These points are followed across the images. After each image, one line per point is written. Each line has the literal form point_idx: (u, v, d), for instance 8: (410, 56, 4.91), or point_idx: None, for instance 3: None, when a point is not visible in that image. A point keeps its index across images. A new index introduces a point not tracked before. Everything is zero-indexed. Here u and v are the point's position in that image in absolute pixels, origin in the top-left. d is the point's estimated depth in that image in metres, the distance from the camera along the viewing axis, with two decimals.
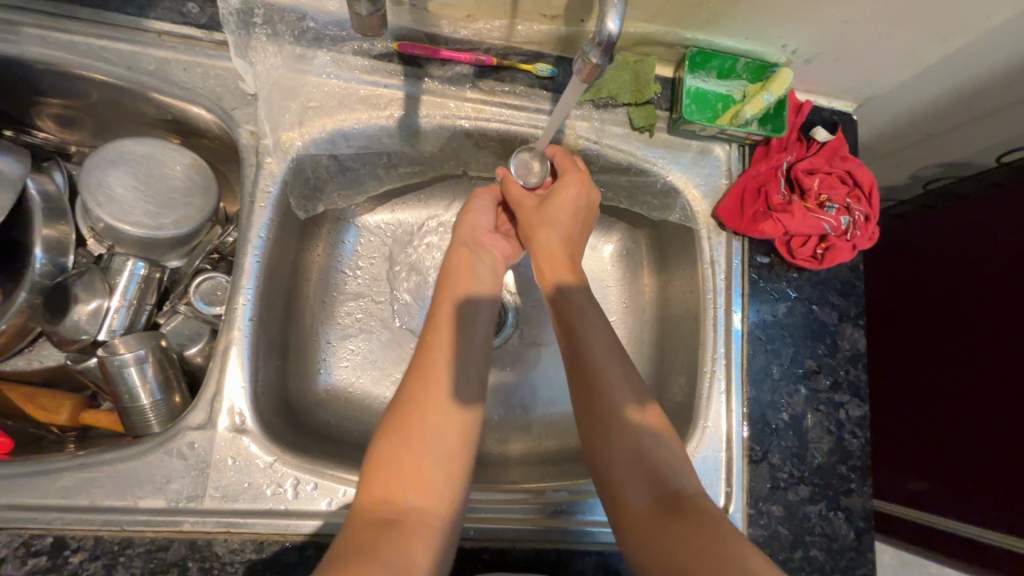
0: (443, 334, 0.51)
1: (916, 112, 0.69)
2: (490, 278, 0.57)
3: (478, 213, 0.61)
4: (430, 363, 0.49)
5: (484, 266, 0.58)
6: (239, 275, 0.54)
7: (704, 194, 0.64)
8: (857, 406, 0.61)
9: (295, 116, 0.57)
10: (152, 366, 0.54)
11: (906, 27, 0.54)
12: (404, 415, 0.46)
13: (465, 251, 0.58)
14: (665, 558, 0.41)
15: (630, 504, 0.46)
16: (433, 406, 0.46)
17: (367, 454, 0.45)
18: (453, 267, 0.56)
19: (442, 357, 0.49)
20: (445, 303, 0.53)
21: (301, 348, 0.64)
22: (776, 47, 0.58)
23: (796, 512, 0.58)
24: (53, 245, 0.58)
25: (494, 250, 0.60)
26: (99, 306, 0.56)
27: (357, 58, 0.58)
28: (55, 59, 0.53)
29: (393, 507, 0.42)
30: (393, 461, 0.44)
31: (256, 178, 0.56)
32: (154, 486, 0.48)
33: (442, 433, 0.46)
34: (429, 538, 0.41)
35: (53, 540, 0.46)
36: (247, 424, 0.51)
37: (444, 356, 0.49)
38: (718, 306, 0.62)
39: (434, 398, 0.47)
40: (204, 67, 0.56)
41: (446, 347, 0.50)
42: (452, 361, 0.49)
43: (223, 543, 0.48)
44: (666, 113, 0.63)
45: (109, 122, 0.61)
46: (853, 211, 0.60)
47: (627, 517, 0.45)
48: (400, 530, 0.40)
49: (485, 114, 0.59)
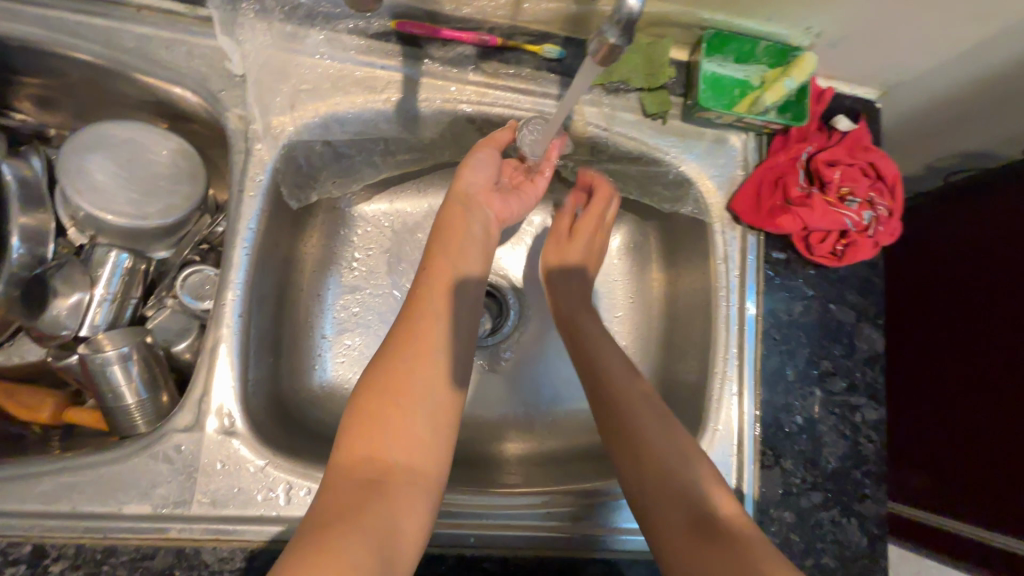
0: (435, 287, 0.48)
1: (942, 100, 0.66)
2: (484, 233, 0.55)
3: (475, 172, 0.54)
4: (419, 315, 0.47)
5: (478, 219, 0.55)
6: (228, 268, 0.51)
7: (718, 185, 0.61)
8: (874, 409, 0.59)
9: (286, 100, 0.53)
10: (137, 364, 0.51)
11: (941, 8, 0.50)
12: (391, 370, 0.44)
13: (460, 203, 0.54)
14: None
15: (662, 519, 0.46)
16: (422, 361, 0.44)
17: (351, 408, 0.43)
18: (447, 220, 0.53)
19: (432, 308, 0.47)
20: (437, 256, 0.51)
21: (294, 344, 0.62)
22: (799, 29, 0.55)
23: (809, 519, 0.56)
24: (31, 235, 0.55)
25: (490, 211, 0.55)
26: (81, 300, 0.53)
27: (352, 37, 0.54)
28: (28, 36, 0.49)
29: (378, 466, 0.40)
30: (379, 418, 0.41)
31: (245, 166, 0.52)
32: (139, 491, 0.46)
33: (430, 390, 0.44)
34: (414, 499, 0.40)
35: (33, 548, 0.44)
36: (236, 426, 0.49)
37: (435, 310, 0.47)
38: (731, 303, 0.59)
39: (424, 352, 0.45)
40: (189, 46, 0.52)
41: (438, 300, 0.48)
42: (444, 315, 0.47)
43: (211, 552, 0.46)
44: (680, 99, 0.59)
45: (89, 104, 0.57)
46: (876, 206, 0.57)
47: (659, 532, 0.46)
48: (384, 490, 0.39)
49: (488, 98, 0.56)
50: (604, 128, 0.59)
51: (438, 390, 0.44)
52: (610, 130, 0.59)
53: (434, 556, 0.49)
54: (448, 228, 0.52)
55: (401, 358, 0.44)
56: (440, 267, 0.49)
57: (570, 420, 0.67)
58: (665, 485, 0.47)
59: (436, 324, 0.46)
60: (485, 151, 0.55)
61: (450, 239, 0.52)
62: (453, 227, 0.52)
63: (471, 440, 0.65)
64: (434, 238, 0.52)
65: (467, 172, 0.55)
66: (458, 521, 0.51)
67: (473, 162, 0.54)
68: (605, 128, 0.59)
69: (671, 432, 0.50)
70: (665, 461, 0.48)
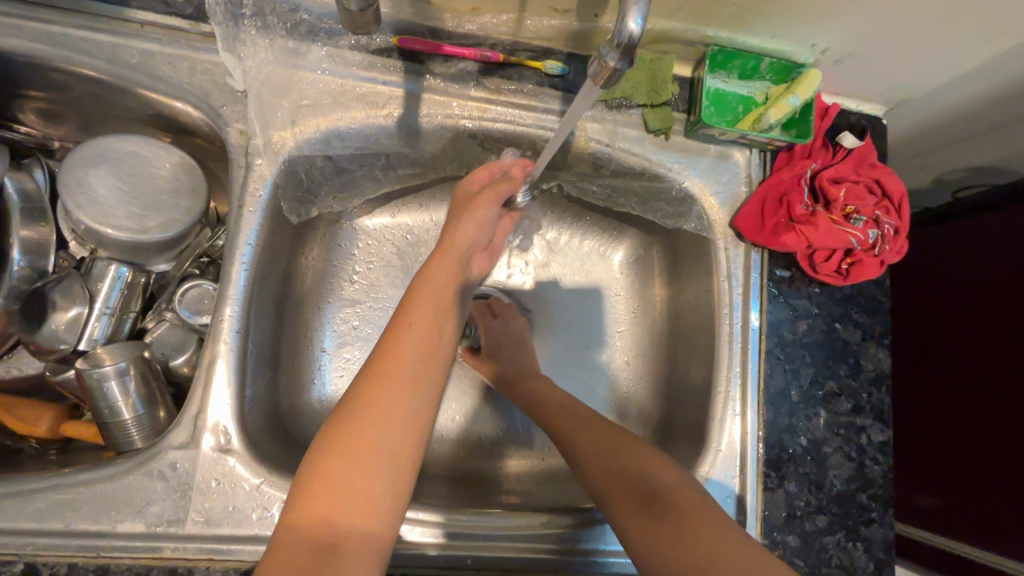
0: (413, 328, 0.45)
1: (951, 117, 0.65)
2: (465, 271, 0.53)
3: (479, 226, 0.55)
4: (391, 374, 0.42)
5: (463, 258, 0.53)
6: (226, 283, 0.51)
7: (721, 202, 0.60)
8: (880, 431, 0.58)
9: (287, 115, 0.53)
10: (134, 379, 0.51)
11: (949, 26, 0.49)
12: (355, 421, 0.40)
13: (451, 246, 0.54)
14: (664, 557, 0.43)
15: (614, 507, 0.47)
16: (390, 412, 0.41)
17: (310, 459, 0.39)
18: (432, 274, 0.50)
19: (409, 369, 0.43)
20: (420, 294, 0.47)
21: (293, 358, 0.61)
22: (804, 46, 0.54)
23: (814, 543, 0.55)
24: (32, 248, 0.55)
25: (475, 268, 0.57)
26: (79, 314, 0.53)
27: (354, 53, 0.54)
28: (31, 51, 0.49)
29: (331, 529, 0.37)
30: (338, 477, 0.38)
31: (245, 181, 0.52)
32: (133, 509, 0.46)
33: (395, 444, 0.40)
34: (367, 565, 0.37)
35: (25, 566, 0.44)
36: (232, 443, 0.48)
37: (409, 354, 0.43)
38: (734, 322, 0.58)
39: (392, 408, 0.41)
40: (192, 61, 0.52)
41: (417, 358, 0.43)
42: (418, 359, 0.44)
43: (205, 571, 0.46)
44: (684, 115, 0.59)
45: (92, 118, 0.58)
46: (882, 224, 0.56)
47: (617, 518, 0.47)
48: (336, 557, 0.36)
49: (490, 114, 0.56)
50: (606, 144, 0.58)
51: (403, 455, 0.40)
52: (613, 145, 0.58)
53: None
54: (434, 284, 0.49)
55: (369, 420, 0.40)
56: (424, 323, 0.45)
57: None
58: (612, 477, 0.49)
59: (411, 385, 0.42)
60: (489, 208, 0.55)
61: (433, 294, 0.48)
62: (438, 286, 0.49)
63: (469, 457, 0.65)
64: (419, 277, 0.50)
65: (471, 225, 0.55)
66: (456, 542, 0.50)
67: (476, 216, 0.55)
68: (607, 144, 0.58)
69: (606, 427, 0.53)
70: (608, 458, 0.50)
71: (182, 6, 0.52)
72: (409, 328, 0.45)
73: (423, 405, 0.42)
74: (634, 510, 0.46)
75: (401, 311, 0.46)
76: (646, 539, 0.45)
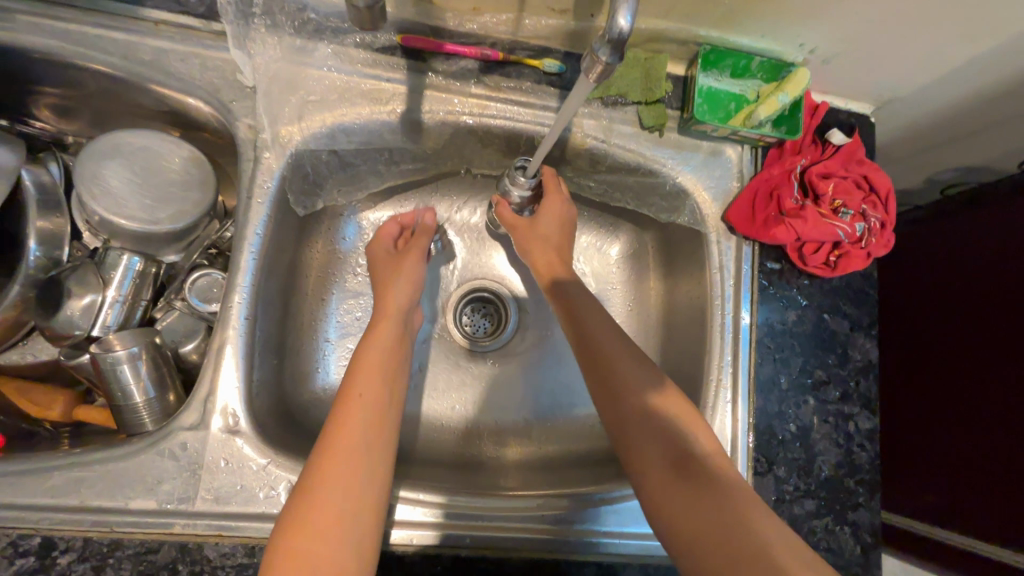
0: (363, 398, 0.48)
1: (937, 116, 0.67)
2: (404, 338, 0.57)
3: (414, 279, 0.61)
4: (345, 443, 0.45)
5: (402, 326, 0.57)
6: (235, 272, 0.53)
7: (714, 196, 0.62)
8: (867, 418, 0.59)
9: (295, 110, 0.55)
10: (145, 364, 0.52)
11: (931, 27, 0.51)
12: (314, 494, 0.43)
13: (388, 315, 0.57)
14: (697, 527, 0.44)
15: (654, 472, 0.48)
16: (348, 483, 0.44)
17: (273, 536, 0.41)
18: (376, 342, 0.54)
19: (360, 437, 0.46)
20: (364, 366, 0.51)
21: (298, 347, 0.63)
22: (793, 46, 0.56)
23: (802, 526, 0.56)
24: (48, 238, 0.57)
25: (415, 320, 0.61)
26: (93, 301, 0.55)
27: (359, 51, 0.56)
28: (49, 48, 0.52)
29: None
30: (304, 548, 0.40)
31: (253, 173, 0.54)
32: (146, 487, 0.48)
33: (356, 511, 0.43)
34: None
35: (41, 540, 0.46)
36: (240, 425, 0.50)
37: (360, 429, 0.47)
38: (726, 312, 0.60)
39: (351, 479, 0.44)
40: (203, 59, 0.54)
41: (367, 426, 0.47)
42: (368, 434, 0.47)
43: (213, 547, 0.47)
44: (677, 113, 0.61)
45: (105, 114, 0.60)
46: (869, 218, 0.58)
47: (650, 487, 0.48)
48: None
49: (489, 111, 0.58)
50: (602, 140, 0.60)
51: (363, 518, 0.43)
52: (608, 142, 0.60)
53: (431, 554, 0.51)
54: (377, 351, 0.53)
55: (327, 489, 0.43)
56: (372, 393, 0.49)
57: (567, 426, 0.68)
58: (652, 432, 0.49)
59: (365, 454, 0.45)
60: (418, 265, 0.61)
61: (378, 363, 0.52)
62: (382, 354, 0.53)
63: (468, 444, 0.67)
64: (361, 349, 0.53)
65: (402, 288, 0.59)
66: (456, 522, 0.52)
67: (410, 274, 0.60)
68: (603, 140, 0.60)
69: (653, 376, 0.52)
70: (649, 412, 0.50)
71: (195, 5, 0.54)
72: (357, 398, 0.48)
73: (377, 471, 0.46)
74: (665, 466, 0.48)
75: (348, 383, 0.50)
76: (674, 495, 0.46)
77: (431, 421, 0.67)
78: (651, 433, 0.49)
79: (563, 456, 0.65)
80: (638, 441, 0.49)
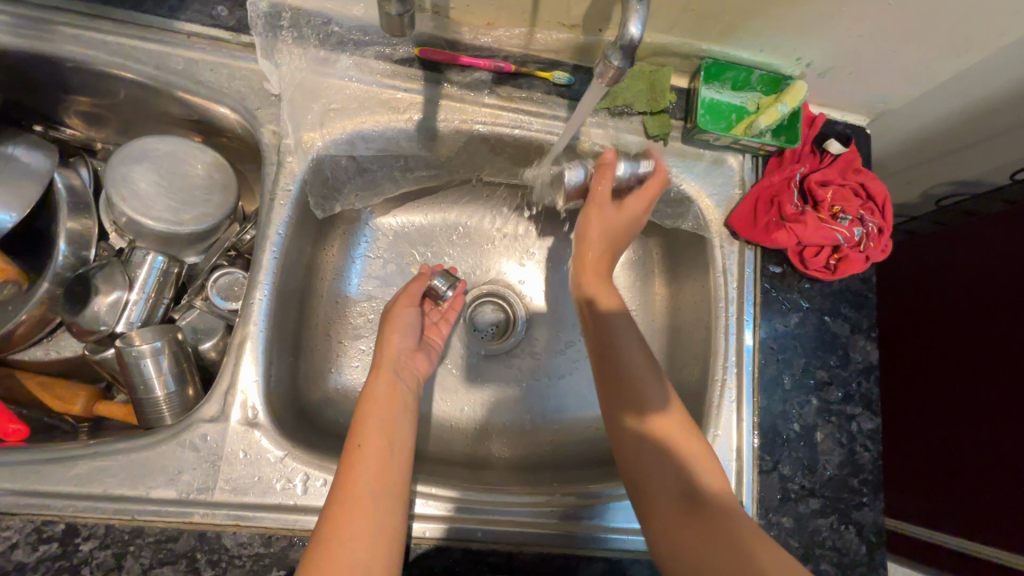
0: (369, 448, 0.49)
1: (929, 129, 0.70)
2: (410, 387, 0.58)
3: (403, 330, 0.61)
4: (351, 495, 0.45)
5: (403, 377, 0.58)
6: (257, 271, 0.55)
7: (716, 203, 0.64)
8: (869, 419, 0.61)
9: (317, 117, 0.58)
10: (167, 358, 0.53)
11: (921, 42, 0.54)
12: (325, 544, 0.42)
13: (388, 368, 0.58)
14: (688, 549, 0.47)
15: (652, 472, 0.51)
16: (357, 529, 0.43)
17: None
18: (376, 394, 0.54)
19: (367, 484, 0.46)
20: (368, 416, 0.52)
21: (313, 347, 0.65)
22: (791, 60, 0.59)
23: (807, 525, 0.57)
24: (76, 238, 0.59)
25: (415, 369, 0.61)
26: (119, 298, 0.57)
27: (378, 62, 0.59)
28: (87, 57, 0.54)
29: None
30: None
31: (277, 177, 0.57)
32: (166, 476, 0.49)
33: (368, 554, 0.43)
34: None
35: (65, 527, 0.47)
36: (258, 418, 0.52)
37: (366, 477, 0.47)
38: (730, 314, 0.62)
39: (362, 526, 0.44)
40: (231, 68, 0.57)
41: (372, 474, 0.47)
42: (375, 479, 0.47)
43: (232, 536, 0.48)
44: (681, 123, 0.64)
45: (134, 121, 0.62)
46: (866, 223, 0.60)
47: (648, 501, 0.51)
48: None
49: (502, 120, 0.60)
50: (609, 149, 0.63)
51: (375, 567, 0.42)
52: (615, 150, 0.63)
53: (443, 546, 0.52)
54: (378, 402, 0.53)
55: (340, 539, 0.43)
56: (376, 442, 0.50)
57: (573, 428, 0.70)
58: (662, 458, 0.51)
59: (372, 503, 0.45)
60: (408, 310, 0.63)
61: (379, 412, 0.52)
62: (382, 404, 0.53)
63: (478, 444, 0.68)
64: (366, 401, 0.54)
65: (396, 333, 0.61)
66: (466, 516, 0.53)
67: (399, 322, 0.62)
68: (610, 149, 0.63)
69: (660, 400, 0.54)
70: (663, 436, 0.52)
71: (226, 19, 0.57)
72: (360, 447, 0.49)
73: (387, 520, 0.45)
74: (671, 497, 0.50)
75: (351, 436, 0.50)
76: (680, 521, 0.49)
77: (441, 422, 0.68)
78: (661, 461, 0.51)
79: (570, 457, 0.67)
80: (648, 469, 0.51)
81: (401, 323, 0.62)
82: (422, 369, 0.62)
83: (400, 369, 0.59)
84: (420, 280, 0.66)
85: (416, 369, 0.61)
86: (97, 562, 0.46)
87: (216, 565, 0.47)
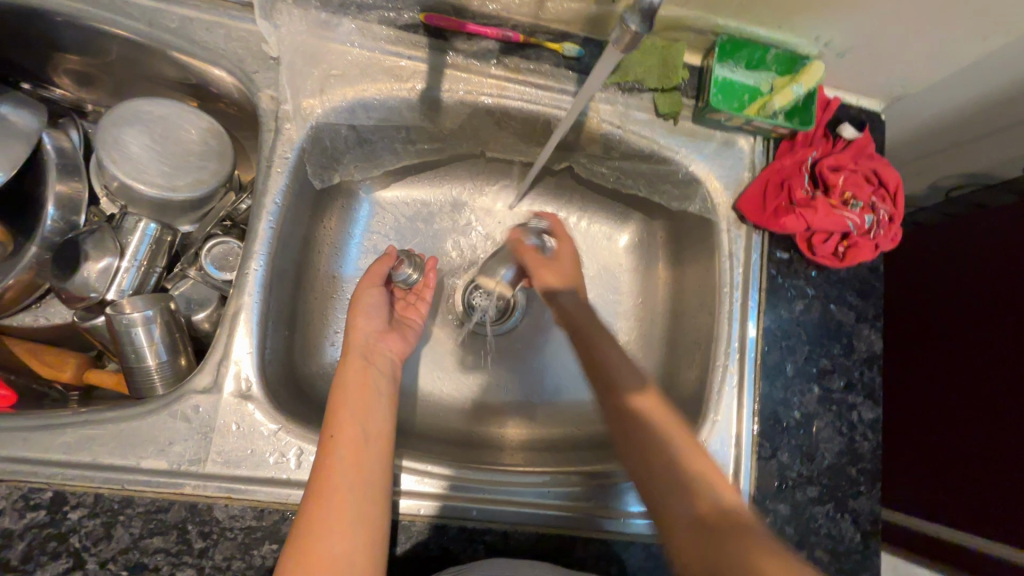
0: (342, 442, 0.48)
1: (945, 117, 0.68)
2: (383, 380, 0.55)
3: (368, 313, 0.60)
4: (329, 489, 0.45)
5: (377, 367, 0.56)
6: (251, 241, 0.53)
7: (725, 185, 0.63)
8: (870, 408, 0.60)
9: (317, 83, 0.56)
10: (159, 327, 0.52)
11: (944, 23, 0.52)
12: (302, 542, 0.42)
13: (359, 360, 0.56)
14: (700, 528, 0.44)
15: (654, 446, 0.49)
16: (337, 527, 0.43)
17: None
18: (347, 382, 0.53)
19: (342, 479, 0.45)
20: (340, 409, 0.50)
21: (309, 321, 0.64)
22: (808, 38, 0.57)
23: (803, 512, 0.57)
24: (66, 202, 0.57)
25: (389, 352, 0.59)
26: (110, 265, 0.55)
27: (382, 27, 0.57)
28: (76, 12, 0.52)
29: None
30: None
31: (274, 144, 0.55)
32: (158, 447, 0.48)
33: (351, 548, 0.42)
34: None
35: (52, 495, 0.46)
36: (252, 390, 0.51)
37: (341, 474, 0.45)
38: (734, 299, 0.61)
39: (340, 522, 0.43)
40: (227, 29, 0.55)
41: (347, 466, 0.46)
42: (349, 473, 0.46)
43: (223, 509, 0.48)
44: (692, 101, 0.62)
45: (127, 82, 0.60)
46: (878, 211, 0.59)
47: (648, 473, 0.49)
48: None
49: (507, 92, 0.58)
50: (618, 126, 0.61)
51: (357, 560, 0.42)
52: (624, 127, 0.61)
53: (437, 525, 0.51)
54: (350, 392, 0.52)
55: (319, 535, 0.42)
56: (348, 431, 0.49)
57: (569, 408, 0.69)
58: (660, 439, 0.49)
59: (350, 496, 0.44)
60: (371, 291, 0.61)
61: (349, 402, 0.51)
62: (351, 392, 0.52)
63: (473, 423, 0.67)
64: (337, 394, 0.52)
65: (360, 320, 0.59)
66: (459, 494, 0.53)
67: (364, 305, 0.60)
68: (618, 126, 0.61)
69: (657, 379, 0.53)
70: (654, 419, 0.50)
71: None
72: (333, 439, 0.48)
73: (368, 511, 0.44)
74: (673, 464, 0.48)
75: (325, 428, 0.49)
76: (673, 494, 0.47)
77: (436, 401, 0.68)
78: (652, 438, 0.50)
79: (565, 439, 0.66)
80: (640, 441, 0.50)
81: (367, 312, 0.60)
82: (397, 354, 0.60)
83: (371, 358, 0.57)
84: (386, 259, 0.63)
85: (389, 351, 0.59)
86: (86, 530, 0.45)
87: (206, 538, 0.47)
